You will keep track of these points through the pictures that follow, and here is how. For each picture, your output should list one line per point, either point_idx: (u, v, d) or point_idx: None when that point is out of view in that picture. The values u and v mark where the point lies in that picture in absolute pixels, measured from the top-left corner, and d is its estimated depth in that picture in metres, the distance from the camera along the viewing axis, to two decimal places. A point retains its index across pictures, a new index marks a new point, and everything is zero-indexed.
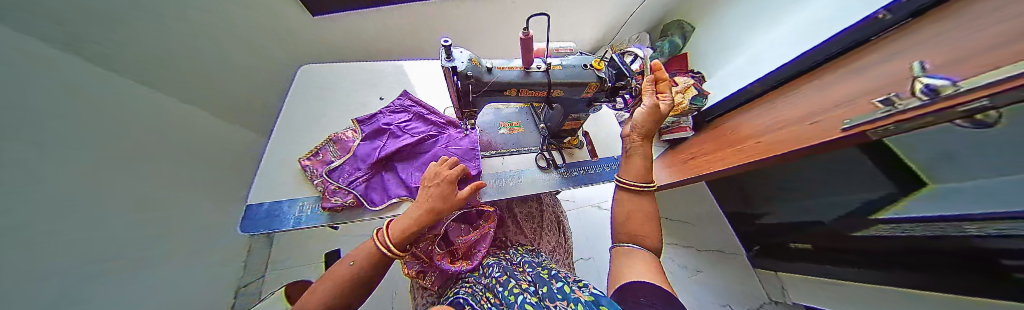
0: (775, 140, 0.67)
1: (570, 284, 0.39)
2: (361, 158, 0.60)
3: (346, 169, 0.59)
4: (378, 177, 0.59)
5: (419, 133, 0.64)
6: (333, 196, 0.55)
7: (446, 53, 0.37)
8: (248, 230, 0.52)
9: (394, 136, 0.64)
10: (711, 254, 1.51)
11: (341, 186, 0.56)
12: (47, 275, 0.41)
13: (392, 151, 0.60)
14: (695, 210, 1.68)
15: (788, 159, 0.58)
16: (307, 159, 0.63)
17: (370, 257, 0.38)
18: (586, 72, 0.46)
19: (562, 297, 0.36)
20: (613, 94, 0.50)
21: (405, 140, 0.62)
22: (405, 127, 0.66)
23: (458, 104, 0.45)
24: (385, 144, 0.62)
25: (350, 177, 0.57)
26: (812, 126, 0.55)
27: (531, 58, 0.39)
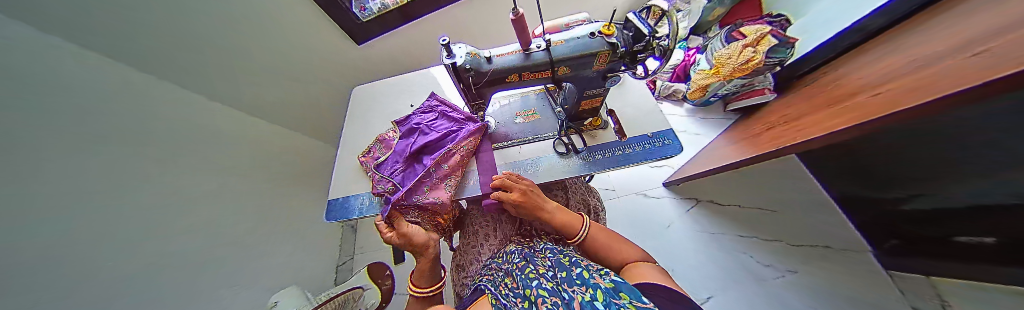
0: (913, 85, 0.48)
1: (589, 270, 0.39)
2: (398, 153, 0.69)
3: (388, 163, 0.68)
4: (411, 168, 0.66)
5: (443, 129, 0.70)
6: (379, 185, 0.65)
7: (446, 50, 0.38)
8: (328, 219, 0.67)
9: (423, 133, 0.71)
10: (808, 250, 1.18)
11: (386, 176, 0.66)
12: (134, 271, 0.54)
13: (421, 145, 0.67)
14: (783, 195, 1.33)
15: (916, 117, 0.43)
16: (362, 157, 0.77)
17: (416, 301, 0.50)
18: (594, 40, 0.41)
19: (580, 282, 0.36)
20: (633, 61, 0.43)
21: (431, 136, 0.68)
22: (432, 125, 0.72)
23: (468, 98, 0.47)
24: (417, 140, 0.70)
25: (391, 169, 0.66)
26: (972, 62, 0.39)
27: (529, 39, 0.38)
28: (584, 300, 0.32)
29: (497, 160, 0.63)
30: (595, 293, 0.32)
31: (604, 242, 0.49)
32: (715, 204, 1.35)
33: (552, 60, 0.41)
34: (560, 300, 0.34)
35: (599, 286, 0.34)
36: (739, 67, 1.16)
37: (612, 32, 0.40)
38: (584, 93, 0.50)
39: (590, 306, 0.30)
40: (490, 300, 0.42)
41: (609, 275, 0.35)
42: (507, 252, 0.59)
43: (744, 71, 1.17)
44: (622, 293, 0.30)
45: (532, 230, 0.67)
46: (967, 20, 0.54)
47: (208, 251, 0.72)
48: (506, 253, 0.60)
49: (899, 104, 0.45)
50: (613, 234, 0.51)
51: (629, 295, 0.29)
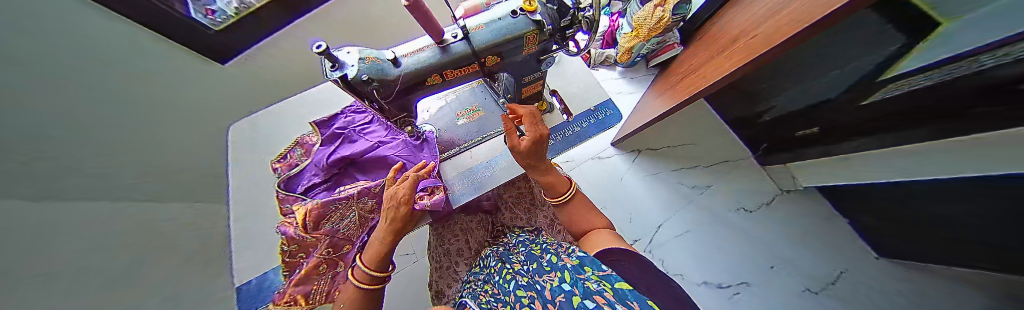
0: (771, 31, 0.60)
1: (558, 253, 0.37)
2: (317, 163, 0.55)
3: (304, 177, 0.55)
4: (338, 178, 0.55)
5: (376, 137, 0.58)
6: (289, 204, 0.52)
7: (326, 61, 0.28)
8: None
9: (348, 140, 0.58)
10: (718, 167, 1.51)
11: (299, 192, 0.53)
12: None
13: (348, 157, 0.54)
14: (698, 128, 1.64)
15: (772, 58, 0.56)
16: (278, 161, 0.61)
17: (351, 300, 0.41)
18: (517, 20, 0.35)
19: (549, 269, 0.34)
20: (564, 37, 0.40)
21: (360, 146, 0.56)
22: (362, 130, 0.59)
23: (386, 115, 0.37)
24: (339, 150, 0.56)
25: (307, 185, 0.53)
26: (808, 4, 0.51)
27: (438, 29, 0.30)
28: (555, 286, 0.29)
29: (449, 171, 0.55)
30: (564, 275, 0.30)
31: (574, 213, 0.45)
32: (653, 150, 1.58)
33: (475, 50, 0.34)
34: (535, 295, 0.31)
35: (566, 266, 0.32)
36: (654, 26, 1.27)
37: (535, 8, 0.35)
38: (521, 80, 0.47)
39: (560, 290, 0.27)
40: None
41: (575, 251, 0.34)
42: (484, 257, 0.55)
43: (658, 29, 1.29)
44: (585, 266, 0.29)
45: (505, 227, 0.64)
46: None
47: None
48: (484, 257, 0.56)
49: (763, 48, 0.57)
50: (590, 203, 0.47)
51: (592, 267, 0.28)
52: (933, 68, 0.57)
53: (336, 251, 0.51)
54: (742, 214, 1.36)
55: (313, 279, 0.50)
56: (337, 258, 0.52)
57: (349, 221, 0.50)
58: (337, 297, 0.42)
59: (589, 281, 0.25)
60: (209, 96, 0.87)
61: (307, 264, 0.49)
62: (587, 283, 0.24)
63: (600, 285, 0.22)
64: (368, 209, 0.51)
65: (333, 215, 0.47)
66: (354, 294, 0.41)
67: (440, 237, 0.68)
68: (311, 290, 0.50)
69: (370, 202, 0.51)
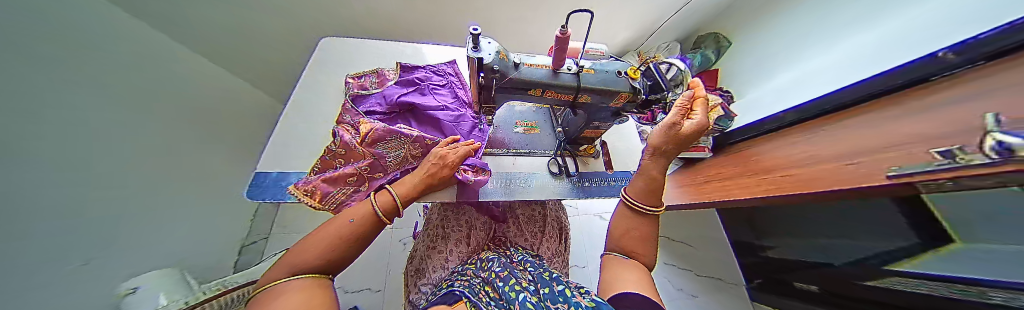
0: (811, 177, 0.64)
1: (571, 288, 0.38)
2: (386, 96, 0.62)
3: (369, 101, 0.61)
4: (396, 115, 0.60)
5: (442, 99, 0.64)
6: (348, 114, 0.58)
7: (474, 41, 0.33)
8: (254, 196, 0.51)
9: (419, 91, 0.64)
10: (708, 279, 1.47)
11: (360, 112, 0.58)
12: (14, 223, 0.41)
13: (415, 103, 0.60)
14: (701, 233, 1.63)
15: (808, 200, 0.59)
16: (352, 79, 0.69)
17: (369, 217, 0.39)
18: (619, 79, 0.41)
19: (562, 300, 0.34)
20: (646, 107, 0.47)
21: (427, 100, 0.62)
22: (434, 88, 0.66)
23: (478, 100, 0.42)
24: (409, 95, 0.62)
25: (369, 108, 0.59)
26: (851, 169, 0.55)
27: (563, 58, 0.36)
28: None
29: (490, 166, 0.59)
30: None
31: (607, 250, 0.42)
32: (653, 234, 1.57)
33: (578, 85, 0.40)
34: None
35: (580, 305, 0.32)
36: None
37: (636, 77, 0.42)
38: (589, 122, 0.52)
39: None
40: (469, 306, 0.36)
41: (590, 294, 0.34)
42: (484, 259, 0.55)
43: None
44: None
45: (506, 240, 0.65)
46: (837, 138, 0.74)
47: (95, 207, 0.55)
48: (483, 259, 0.55)
49: (796, 187, 0.62)
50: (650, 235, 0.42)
51: None
52: (966, 281, 0.58)
53: (370, 172, 0.50)
54: None
55: (339, 183, 0.49)
56: (366, 177, 0.50)
57: (397, 155, 0.52)
58: (352, 207, 0.41)
59: None
60: None
61: (340, 170, 0.50)
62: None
63: None
64: (414, 154, 0.53)
65: (389, 142, 0.50)
66: (370, 215, 0.40)
67: (444, 220, 0.69)
68: (329, 193, 0.48)
69: (420, 150, 0.54)
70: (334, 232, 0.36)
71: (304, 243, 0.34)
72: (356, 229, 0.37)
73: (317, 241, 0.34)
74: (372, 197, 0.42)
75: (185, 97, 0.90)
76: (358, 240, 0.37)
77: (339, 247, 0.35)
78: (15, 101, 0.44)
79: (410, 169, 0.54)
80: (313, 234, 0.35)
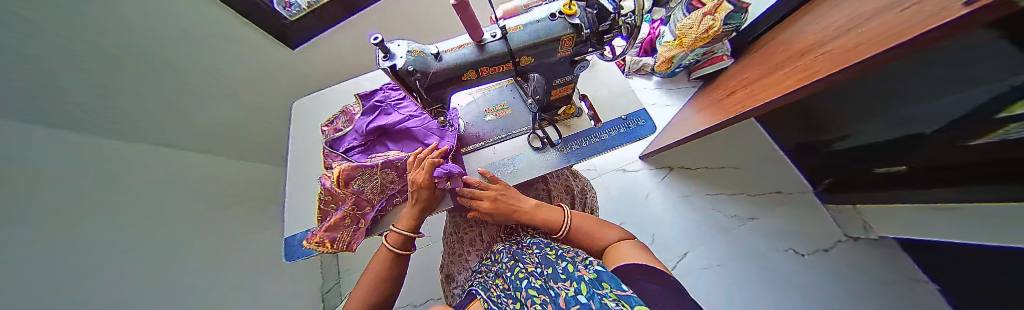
0: (853, 45, 0.51)
1: (574, 263, 0.36)
2: (357, 130, 0.63)
3: (346, 140, 0.63)
4: (372, 143, 0.62)
5: (407, 111, 0.65)
6: (330, 158, 0.61)
7: (381, 50, 0.31)
8: (291, 257, 0.60)
9: (384, 112, 0.64)
10: (766, 197, 1.33)
11: (341, 152, 0.61)
12: None
13: (382, 125, 0.60)
14: (744, 151, 1.46)
15: (847, 76, 0.48)
16: (326, 126, 0.72)
17: (388, 258, 0.47)
18: (555, 23, 0.35)
19: (565, 277, 0.33)
20: (600, 42, 0.39)
21: (393, 117, 0.62)
22: (396, 105, 0.66)
23: (422, 103, 0.40)
24: (376, 120, 0.63)
25: (348, 146, 0.61)
26: (903, 16, 0.42)
27: (478, 29, 0.32)
28: (568, 296, 0.28)
29: (471, 164, 0.58)
30: (579, 286, 0.29)
31: (588, 230, 0.45)
32: (686, 170, 1.45)
33: (510, 50, 0.35)
34: (548, 301, 0.30)
35: (583, 278, 0.30)
36: (701, 35, 1.17)
37: (574, 12, 0.35)
38: (552, 83, 0.47)
39: (575, 302, 0.26)
40: (481, 304, 0.37)
41: (593, 265, 0.32)
42: (496, 252, 0.55)
43: (704, 39, 1.18)
44: (603, 282, 0.28)
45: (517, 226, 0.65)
46: None
47: None
48: (496, 252, 0.56)
49: (829, 67, 0.50)
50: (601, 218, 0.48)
51: (610, 283, 0.26)
52: None
53: (358, 210, 0.53)
54: (791, 255, 1.17)
55: (339, 229, 0.53)
56: (360, 215, 0.54)
57: (373, 186, 0.53)
58: (374, 257, 0.49)
59: (604, 299, 0.24)
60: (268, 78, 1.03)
61: (335, 215, 0.53)
62: (604, 300, 0.24)
63: (619, 305, 0.21)
64: (390, 179, 0.55)
65: (360, 178, 0.50)
66: (390, 256, 0.48)
67: (456, 226, 0.72)
68: (335, 237, 0.52)
69: (392, 174, 0.54)
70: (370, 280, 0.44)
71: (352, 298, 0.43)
72: (383, 271, 0.46)
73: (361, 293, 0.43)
74: (384, 241, 0.49)
75: None
76: (390, 277, 0.46)
77: (373, 293, 0.43)
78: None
79: (395, 193, 0.57)
80: (353, 293, 0.44)
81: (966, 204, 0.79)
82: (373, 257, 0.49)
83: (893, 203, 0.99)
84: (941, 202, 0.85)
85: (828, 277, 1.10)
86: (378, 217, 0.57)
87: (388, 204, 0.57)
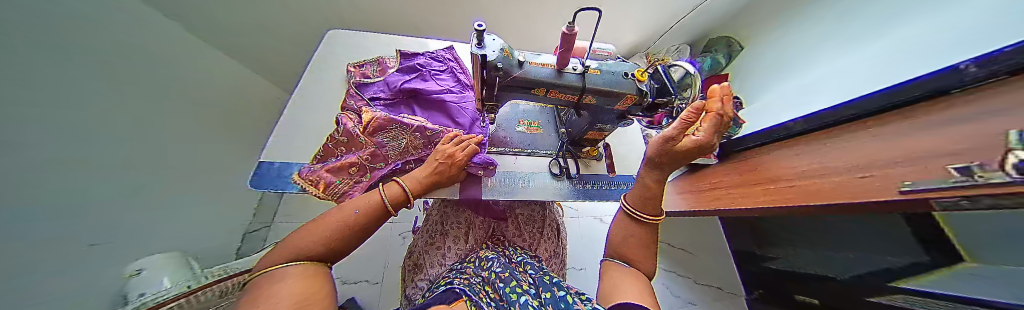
0: (818, 189, 0.63)
1: (572, 296, 0.37)
2: (389, 85, 0.62)
3: (373, 90, 0.61)
4: (399, 102, 0.60)
5: (444, 84, 0.65)
6: (350, 101, 0.58)
7: (478, 38, 0.33)
8: (258, 186, 0.52)
9: (422, 77, 0.64)
10: (707, 289, 1.45)
11: (364, 100, 0.58)
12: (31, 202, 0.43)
13: (417, 89, 0.60)
14: (703, 241, 1.61)
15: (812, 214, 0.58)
16: (351, 69, 0.69)
17: (374, 209, 0.40)
18: (625, 81, 0.41)
19: (564, 306, 0.34)
20: (652, 110, 0.45)
21: (429, 85, 0.62)
22: (435, 74, 0.66)
23: (481, 96, 0.41)
24: (411, 82, 0.62)
25: (375, 97, 0.59)
26: (860, 183, 0.54)
27: (568, 57, 0.35)
28: None
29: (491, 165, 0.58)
30: None
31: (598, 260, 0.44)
32: None
33: (584, 86, 0.39)
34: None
35: None
36: None
37: (643, 79, 0.41)
38: (594, 125, 0.51)
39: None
40: (469, 305, 0.35)
41: (592, 303, 0.34)
42: (483, 258, 0.55)
43: None
44: None
45: (505, 240, 0.65)
46: (847, 150, 0.72)
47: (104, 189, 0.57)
48: (482, 258, 0.55)
49: (799, 201, 0.60)
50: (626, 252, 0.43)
51: None
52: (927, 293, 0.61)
53: (371, 162, 0.50)
54: None
55: (342, 174, 0.49)
56: (369, 169, 0.50)
57: (398, 145, 0.51)
58: (355, 197, 0.41)
59: None
60: None
61: (343, 159, 0.50)
62: None
63: None
64: (416, 144, 0.52)
65: (391, 131, 0.50)
66: (378, 206, 0.41)
67: (444, 217, 0.69)
68: (334, 181, 0.48)
69: (420, 141, 0.52)
70: (339, 224, 0.36)
71: (307, 229, 0.34)
72: (363, 221, 0.38)
73: (323, 231, 0.34)
74: (379, 190, 0.43)
75: (196, 85, 0.91)
76: (365, 230, 0.38)
77: (346, 236, 0.35)
78: (35, 88, 0.47)
79: (412, 160, 0.53)
80: (309, 227, 0.34)
81: None
82: (355, 198, 0.41)
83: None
84: None
85: None
86: (386, 177, 0.52)
87: (401, 169, 0.53)
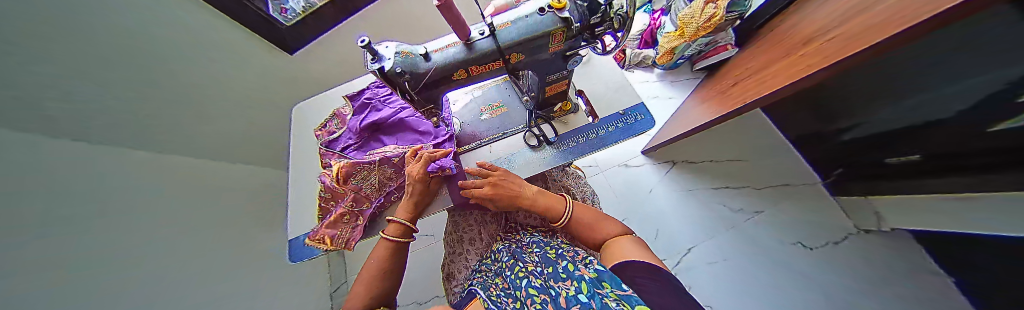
0: (856, 30, 0.49)
1: (574, 262, 0.35)
2: (351, 129, 0.64)
3: (341, 141, 0.63)
4: (367, 140, 0.62)
5: (397, 105, 0.65)
6: (327, 158, 0.61)
7: (368, 53, 0.31)
8: (296, 259, 0.61)
9: (375, 109, 0.65)
10: (773, 191, 1.29)
11: (338, 152, 0.61)
12: None
13: (375, 121, 0.61)
14: (751, 142, 1.42)
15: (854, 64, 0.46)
16: (319, 131, 0.72)
17: (386, 251, 0.48)
18: (544, 17, 0.34)
19: (565, 277, 0.32)
20: (592, 35, 0.38)
21: (384, 113, 0.63)
22: (385, 100, 0.67)
23: (414, 105, 0.40)
24: (368, 117, 0.63)
25: (344, 145, 0.62)
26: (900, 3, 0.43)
27: (463, 28, 0.31)
28: (570, 296, 0.28)
29: (467, 163, 0.57)
30: (580, 286, 0.28)
31: (588, 222, 0.44)
32: (689, 163, 1.42)
33: (499, 46, 0.35)
34: (548, 300, 0.30)
35: (584, 278, 0.30)
36: (704, 25, 1.13)
37: (563, 5, 0.34)
38: (546, 79, 0.46)
39: (576, 301, 0.26)
40: (480, 303, 0.36)
41: (593, 264, 0.31)
42: (495, 251, 0.55)
43: (707, 29, 1.15)
44: (603, 282, 0.27)
45: (517, 225, 0.65)
46: None
47: None
48: (495, 252, 0.55)
49: (831, 57, 0.49)
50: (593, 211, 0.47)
51: (611, 284, 0.26)
52: None
53: (357, 206, 0.53)
54: (799, 249, 1.14)
55: (340, 226, 0.53)
56: (359, 212, 0.54)
57: (371, 183, 0.53)
58: (373, 250, 0.49)
59: (606, 300, 0.23)
60: (268, 83, 1.05)
61: (334, 213, 0.54)
62: (605, 300, 0.23)
63: (619, 305, 0.21)
64: (389, 175, 0.54)
65: (360, 174, 0.51)
66: (392, 246, 0.48)
67: (455, 226, 0.72)
68: (336, 234, 0.52)
69: (391, 170, 0.54)
70: (372, 272, 0.45)
71: (357, 288, 0.43)
72: (382, 265, 0.46)
73: (360, 293, 0.41)
74: (384, 235, 0.49)
75: None
76: (388, 271, 0.45)
77: (378, 283, 0.43)
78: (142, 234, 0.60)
79: (393, 191, 0.56)
80: (355, 285, 0.43)
81: (992, 191, 0.76)
82: (373, 251, 0.48)
83: (943, 192, 0.87)
84: (976, 189, 0.79)
85: (840, 270, 1.06)
86: (377, 215, 0.55)
87: (386, 202, 0.56)
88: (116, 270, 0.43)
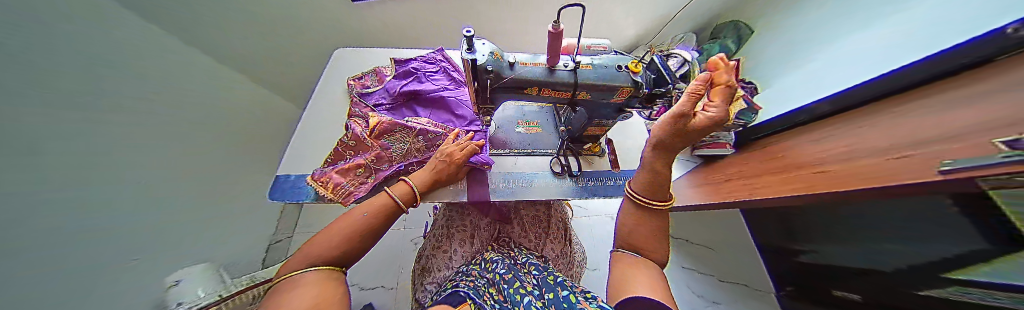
0: (843, 174, 0.59)
1: (576, 294, 0.36)
2: (387, 90, 0.65)
3: (374, 97, 0.64)
4: (399, 105, 0.63)
5: (439, 84, 0.67)
6: (356, 109, 0.61)
7: (467, 43, 0.34)
8: (276, 197, 0.56)
9: (418, 79, 0.67)
10: (733, 287, 1.37)
11: (368, 107, 0.62)
12: None
13: (416, 90, 0.63)
14: (725, 236, 1.53)
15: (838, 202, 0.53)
16: (352, 80, 0.72)
17: (380, 209, 0.42)
18: (619, 74, 0.40)
19: (567, 306, 0.32)
20: (649, 102, 0.44)
21: (426, 86, 0.65)
22: (429, 76, 0.69)
23: (476, 100, 0.42)
24: (409, 85, 0.65)
25: (376, 102, 0.62)
26: (878, 166, 0.52)
27: (558, 56, 0.35)
28: None
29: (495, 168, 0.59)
30: None
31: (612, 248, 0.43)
32: None
33: (577, 82, 0.39)
34: None
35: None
36: None
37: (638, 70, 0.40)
38: (592, 120, 0.51)
39: None
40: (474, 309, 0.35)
41: (596, 300, 0.32)
42: (488, 260, 0.55)
43: None
44: None
45: (511, 242, 0.65)
46: (873, 130, 0.66)
47: None
48: (487, 260, 0.55)
49: (820, 188, 0.56)
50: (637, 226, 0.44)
51: None
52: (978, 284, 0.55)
53: (376, 164, 0.52)
54: None
55: (347, 175, 0.51)
56: (373, 171, 0.52)
57: (402, 147, 0.54)
58: (362, 202, 0.43)
59: None
60: None
61: (349, 162, 0.52)
62: None
63: None
64: (418, 148, 0.55)
65: (395, 134, 0.54)
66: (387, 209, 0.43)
67: (449, 221, 0.71)
68: (340, 183, 0.50)
69: (423, 144, 0.55)
70: (350, 227, 0.38)
71: (320, 236, 0.36)
72: (367, 223, 0.39)
73: (326, 243, 0.34)
74: (384, 193, 0.45)
75: None
76: (370, 234, 0.39)
77: (354, 240, 0.37)
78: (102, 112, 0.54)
79: (414, 162, 0.54)
80: (327, 229, 0.37)
81: None
82: (360, 206, 0.42)
83: None
84: None
85: None
86: (389, 178, 0.53)
87: (404, 170, 0.54)
88: (60, 141, 0.37)
